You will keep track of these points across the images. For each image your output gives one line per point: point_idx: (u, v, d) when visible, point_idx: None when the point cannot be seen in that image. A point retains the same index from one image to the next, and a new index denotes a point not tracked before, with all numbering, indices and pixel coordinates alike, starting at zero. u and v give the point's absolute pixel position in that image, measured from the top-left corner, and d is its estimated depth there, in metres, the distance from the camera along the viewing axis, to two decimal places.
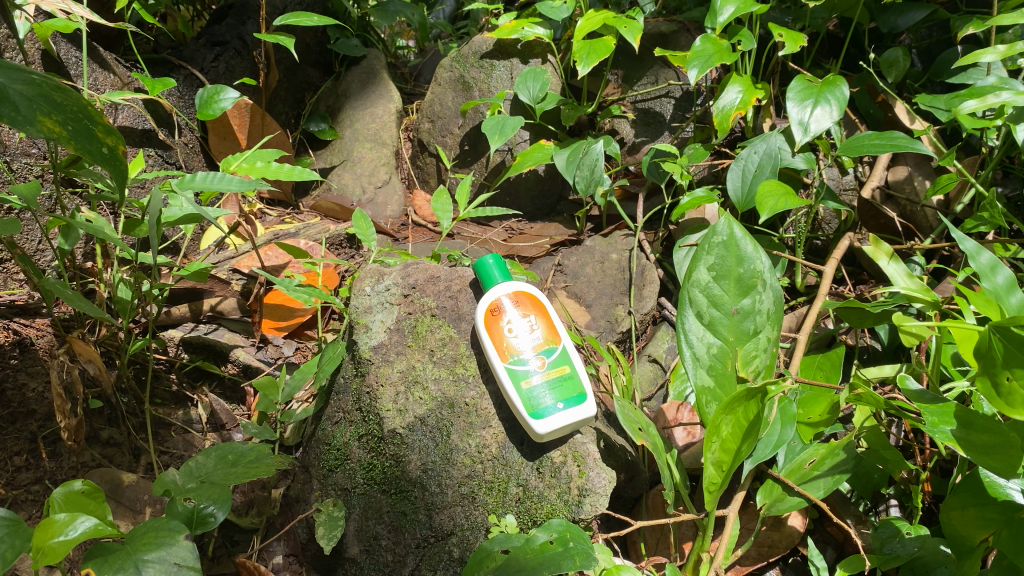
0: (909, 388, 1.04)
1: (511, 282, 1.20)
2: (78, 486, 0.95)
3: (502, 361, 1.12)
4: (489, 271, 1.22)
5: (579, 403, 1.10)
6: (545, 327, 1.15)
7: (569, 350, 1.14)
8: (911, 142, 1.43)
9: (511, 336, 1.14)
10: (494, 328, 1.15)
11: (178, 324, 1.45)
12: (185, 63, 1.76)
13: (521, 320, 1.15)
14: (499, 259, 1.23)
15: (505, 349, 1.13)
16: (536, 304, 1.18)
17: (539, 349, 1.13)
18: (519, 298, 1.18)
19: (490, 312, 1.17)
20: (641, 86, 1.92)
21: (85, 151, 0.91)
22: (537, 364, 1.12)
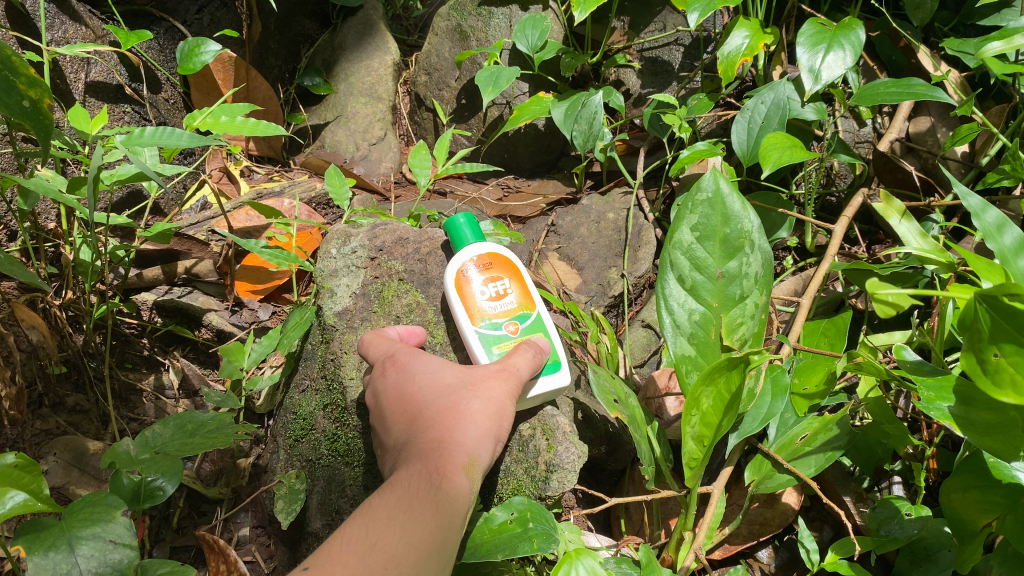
0: (907, 360, 0.94)
1: (484, 242, 1.12)
2: (9, 460, 0.88)
3: (473, 324, 1.05)
4: (460, 232, 1.13)
5: (554, 370, 1.04)
6: (518, 292, 1.09)
7: (544, 317, 1.08)
8: (930, 90, 1.31)
9: (484, 300, 1.07)
10: (465, 290, 1.07)
11: (150, 288, 1.43)
12: (166, 15, 1.70)
13: (494, 283, 1.08)
14: (470, 219, 1.14)
15: (477, 313, 1.06)
16: (510, 266, 1.11)
17: (512, 314, 1.06)
18: (493, 259, 1.10)
19: (462, 273, 1.09)
20: (648, 33, 1.80)
21: (2, 104, 0.84)
22: (511, 329, 1.05)
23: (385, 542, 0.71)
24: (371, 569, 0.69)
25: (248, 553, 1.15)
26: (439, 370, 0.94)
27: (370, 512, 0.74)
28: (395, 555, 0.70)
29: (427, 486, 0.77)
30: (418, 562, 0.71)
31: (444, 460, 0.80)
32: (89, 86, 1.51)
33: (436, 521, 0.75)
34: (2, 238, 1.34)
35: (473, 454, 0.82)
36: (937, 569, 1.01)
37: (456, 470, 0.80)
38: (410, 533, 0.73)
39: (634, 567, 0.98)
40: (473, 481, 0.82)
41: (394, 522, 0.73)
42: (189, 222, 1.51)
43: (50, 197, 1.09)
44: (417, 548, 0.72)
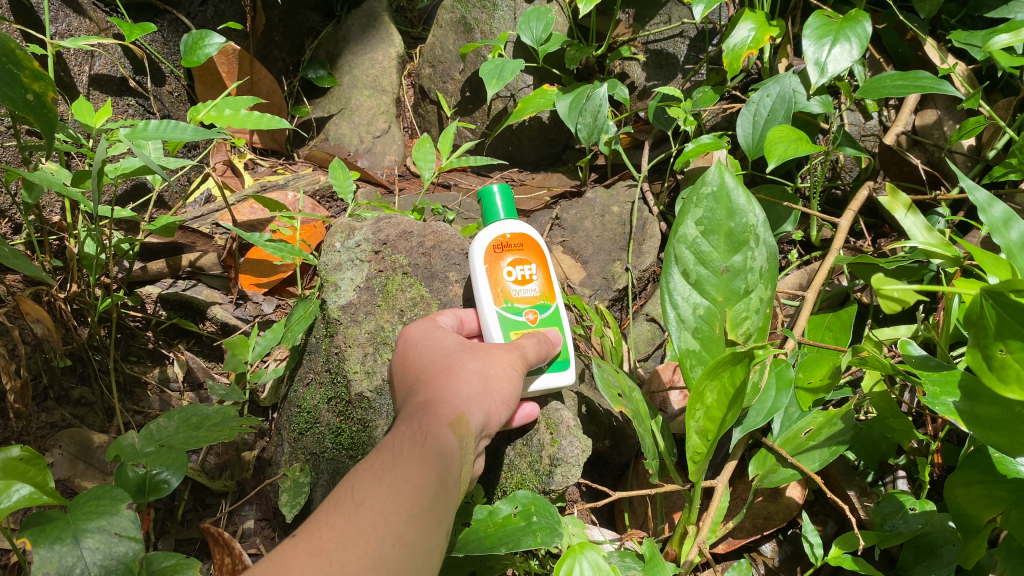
0: (912, 355, 0.94)
1: (517, 220, 1.12)
2: (15, 453, 0.89)
3: (495, 304, 1.05)
4: (493, 203, 1.12)
5: (563, 367, 1.06)
6: (541, 280, 1.09)
7: (560, 311, 1.09)
8: (937, 83, 1.30)
9: (510, 282, 1.07)
10: (493, 267, 1.07)
11: (155, 281, 1.43)
12: (170, 7, 1.69)
13: (522, 267, 1.09)
14: (506, 192, 1.13)
15: (500, 294, 1.06)
16: (538, 251, 1.11)
17: (534, 302, 1.07)
18: (525, 241, 1.10)
19: (493, 248, 1.08)
20: (652, 25, 1.79)
21: (6, 98, 0.83)
22: (530, 317, 1.06)
23: (370, 499, 0.72)
24: (356, 526, 0.69)
25: (252, 545, 1.15)
26: (439, 341, 0.97)
27: (357, 475, 0.76)
28: (381, 511, 0.71)
29: (414, 446, 0.78)
30: (406, 515, 0.72)
31: (429, 420, 0.82)
32: (94, 79, 1.51)
33: (423, 477, 0.76)
34: (7, 231, 1.34)
35: (461, 411, 0.84)
36: (941, 563, 1.01)
37: (442, 428, 0.81)
38: (396, 489, 0.74)
39: (637, 562, 0.97)
40: (464, 438, 0.83)
41: (380, 482, 0.74)
42: (193, 216, 1.52)
43: (54, 190, 1.08)
44: (403, 501, 0.73)
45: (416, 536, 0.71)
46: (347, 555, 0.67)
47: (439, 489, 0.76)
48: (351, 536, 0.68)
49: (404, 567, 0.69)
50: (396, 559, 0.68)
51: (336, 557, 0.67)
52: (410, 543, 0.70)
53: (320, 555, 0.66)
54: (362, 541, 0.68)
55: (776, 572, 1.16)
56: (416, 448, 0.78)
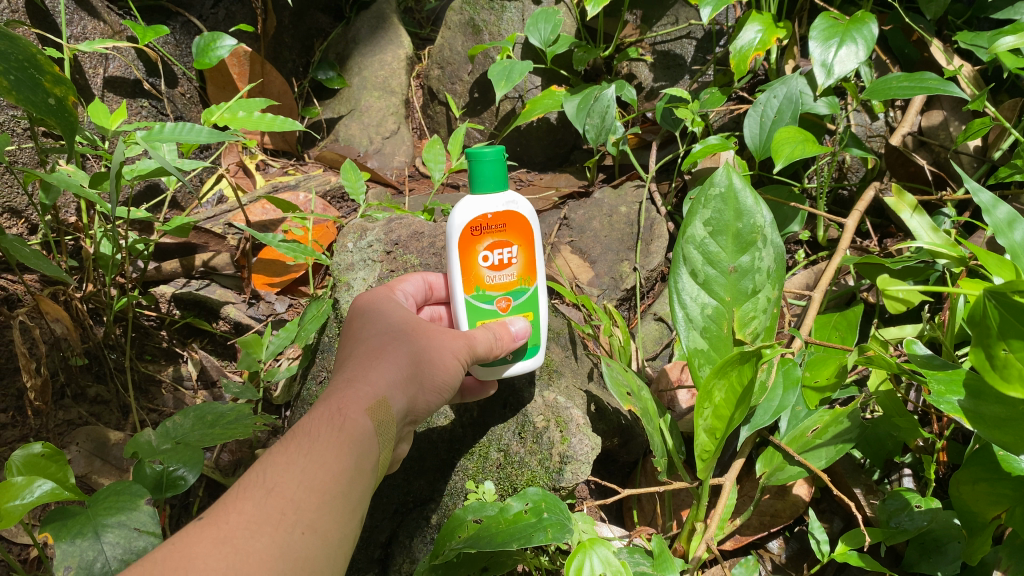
0: (917, 354, 0.96)
1: (504, 194, 1.02)
2: (37, 449, 0.91)
3: (464, 292, 1.04)
4: (484, 170, 1.01)
5: (532, 355, 1.07)
6: (521, 262, 1.04)
7: (538, 293, 1.06)
8: (943, 84, 1.31)
9: (485, 267, 1.03)
10: (468, 250, 1.03)
11: (169, 281, 1.45)
12: (183, 9, 1.71)
13: (500, 249, 1.03)
14: (495, 159, 1.00)
15: (472, 280, 1.03)
16: (523, 229, 1.04)
17: (509, 289, 1.04)
18: (508, 220, 1.02)
19: (471, 230, 1.02)
20: (660, 26, 1.80)
21: (29, 103, 0.85)
22: (502, 306, 1.05)
23: (283, 484, 0.71)
24: (264, 513, 0.69)
25: None
26: (384, 314, 0.95)
27: (271, 456, 0.75)
28: (290, 499, 0.70)
29: (332, 430, 0.78)
30: (318, 504, 0.71)
31: (350, 404, 0.80)
32: (108, 81, 1.53)
33: (340, 464, 0.75)
34: (23, 232, 1.37)
35: (383, 397, 0.83)
36: (947, 560, 1.02)
37: (361, 414, 0.80)
38: (311, 476, 0.73)
39: (647, 558, 0.99)
40: (384, 425, 0.82)
41: (294, 466, 0.73)
42: (206, 216, 1.54)
43: (73, 191, 1.10)
44: (317, 489, 0.72)
45: (328, 525, 0.71)
46: (255, 541, 0.66)
47: (354, 477, 0.76)
48: (260, 524, 0.68)
49: (312, 556, 0.69)
50: (304, 548, 0.68)
51: (243, 544, 0.66)
52: (320, 533, 0.70)
53: (226, 541, 0.66)
54: (271, 529, 0.68)
55: (783, 569, 1.17)
56: (334, 434, 0.77)
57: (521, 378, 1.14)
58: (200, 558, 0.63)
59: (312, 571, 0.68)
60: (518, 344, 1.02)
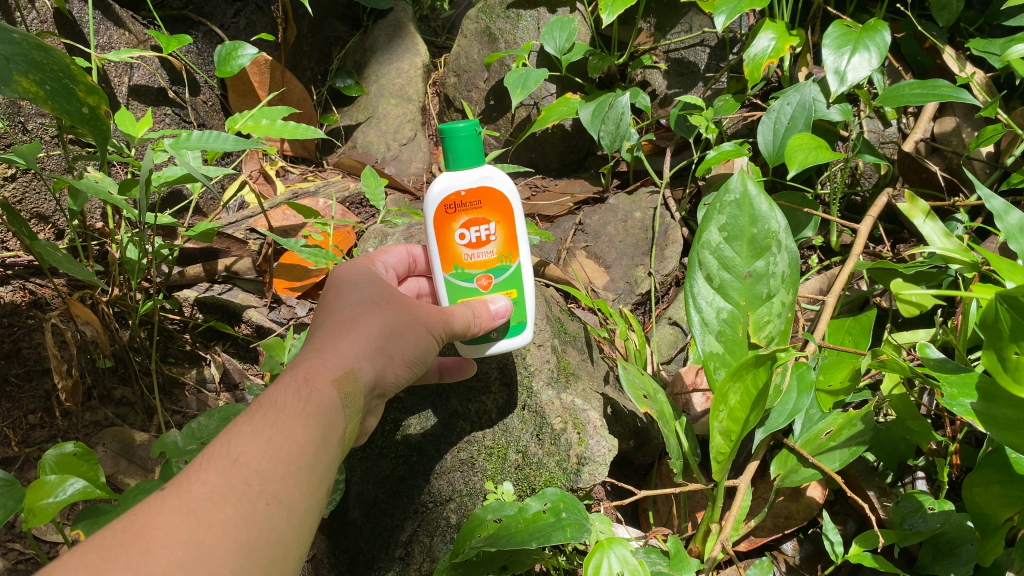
0: (930, 357, 0.98)
1: (480, 171, 1.05)
2: (70, 448, 0.93)
3: (444, 271, 1.07)
4: (457, 147, 1.03)
5: (518, 334, 1.09)
6: (500, 239, 1.07)
7: (521, 270, 1.08)
8: (955, 91, 1.32)
9: (462, 245, 1.06)
10: (444, 228, 1.06)
11: (192, 285, 1.48)
12: (205, 19, 1.76)
13: (477, 226, 1.06)
14: (467, 136, 1.02)
15: (451, 259, 1.06)
16: (500, 206, 1.06)
17: (489, 267, 1.06)
18: (483, 197, 1.04)
19: (445, 207, 1.05)
20: (674, 34, 1.82)
21: (64, 113, 0.86)
22: (482, 284, 1.07)
23: (248, 454, 0.71)
24: (228, 485, 0.68)
25: None
26: (359, 286, 0.94)
27: (236, 426, 0.74)
28: (256, 470, 0.70)
29: (299, 400, 0.77)
30: (284, 476, 0.71)
31: (318, 374, 0.80)
32: (132, 89, 1.57)
33: (307, 435, 0.75)
34: (50, 237, 1.38)
35: (351, 368, 0.82)
36: (960, 561, 1.03)
37: (329, 384, 0.80)
38: (277, 447, 0.72)
39: (663, 557, 1.01)
40: (353, 396, 0.82)
41: (260, 436, 0.72)
42: (228, 222, 1.58)
43: (100, 198, 1.12)
44: (284, 459, 0.72)
45: (294, 497, 0.71)
46: (218, 513, 0.66)
47: (321, 448, 0.76)
48: (223, 496, 0.67)
49: (276, 528, 0.68)
50: (269, 520, 0.68)
51: (205, 516, 0.65)
52: (285, 506, 0.70)
53: (188, 512, 0.65)
54: (235, 501, 0.67)
55: (797, 570, 1.19)
56: (302, 404, 0.76)
57: (538, 381, 1.15)
58: (161, 532, 0.63)
59: (276, 543, 0.68)
60: (498, 321, 1.04)
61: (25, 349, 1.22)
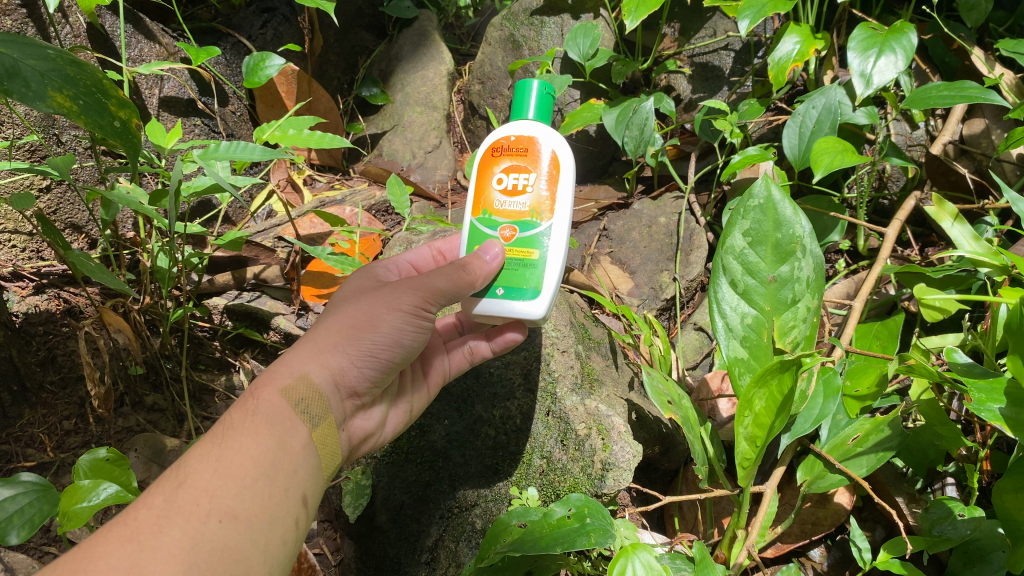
0: (957, 362, 0.97)
1: (536, 124, 1.04)
2: (103, 454, 0.95)
3: (472, 214, 1.04)
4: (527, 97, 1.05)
5: (524, 299, 1.00)
6: (537, 193, 1.02)
7: (550, 231, 1.01)
8: (984, 93, 1.31)
9: (499, 193, 1.03)
10: (485, 170, 1.05)
11: (222, 292, 1.50)
12: (232, 31, 1.79)
13: (517, 173, 1.02)
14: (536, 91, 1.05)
15: (481, 202, 1.04)
16: (546, 157, 1.02)
17: (515, 218, 1.01)
18: (533, 145, 1.02)
19: (498, 148, 1.04)
20: (698, 39, 1.82)
21: (97, 127, 0.88)
22: (505, 234, 1.02)
23: (196, 475, 0.74)
24: (178, 505, 0.71)
25: (317, 546, 1.20)
26: (349, 289, 0.97)
27: (191, 447, 0.77)
28: (207, 488, 0.73)
29: (247, 416, 0.81)
30: (236, 490, 0.74)
31: (265, 386, 0.83)
32: (162, 101, 1.61)
33: (258, 445, 0.78)
34: (84, 246, 1.43)
35: (301, 373, 0.84)
36: (991, 569, 1.02)
37: (276, 395, 0.82)
38: (226, 464, 0.75)
39: (688, 563, 1.00)
40: (307, 401, 0.84)
41: (209, 457, 0.75)
42: (257, 229, 1.62)
43: (132, 208, 1.13)
44: (232, 475, 0.75)
45: (246, 509, 0.74)
46: (163, 536, 0.68)
47: (275, 456, 0.79)
48: (169, 517, 0.70)
49: (230, 544, 0.71)
50: (221, 537, 0.71)
51: (150, 541, 0.67)
52: (239, 519, 0.73)
53: (134, 537, 0.67)
54: (182, 521, 0.70)
55: None
56: (248, 419, 0.80)
57: (562, 387, 1.15)
58: (104, 558, 0.65)
59: (232, 556, 0.71)
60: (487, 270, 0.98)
61: (60, 356, 1.25)
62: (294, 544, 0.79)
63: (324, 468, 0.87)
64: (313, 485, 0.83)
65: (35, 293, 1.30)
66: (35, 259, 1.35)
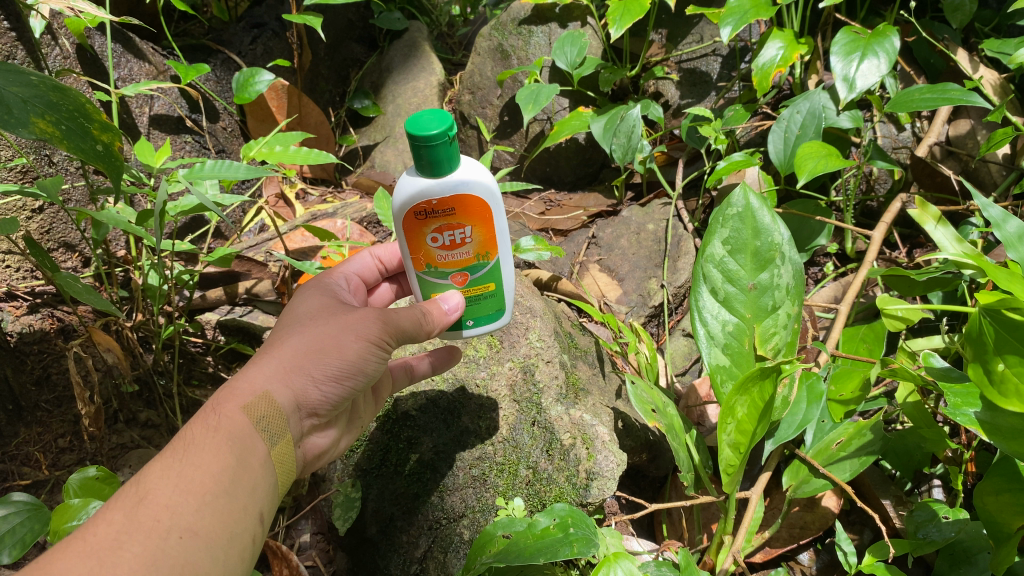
0: (935, 366, 0.99)
1: (453, 180, 0.96)
2: (92, 473, 0.96)
3: (417, 270, 1.04)
4: (432, 154, 0.93)
5: (493, 321, 1.10)
6: (477, 239, 1.02)
7: (498, 266, 1.05)
8: (966, 95, 1.31)
9: (437, 247, 1.02)
10: (414, 231, 1.01)
11: (214, 307, 1.52)
12: (222, 47, 1.81)
13: (452, 230, 1.00)
14: (440, 145, 0.92)
15: (422, 259, 1.03)
16: (475, 209, 0.99)
17: (463, 267, 1.04)
18: (457, 203, 0.98)
19: (420, 212, 0.98)
20: (685, 45, 1.83)
21: (80, 152, 0.89)
22: (458, 279, 1.05)
23: (157, 491, 0.75)
24: (138, 521, 0.72)
25: (308, 558, 1.18)
26: (307, 304, 0.98)
27: (152, 461, 0.78)
28: (167, 504, 0.74)
29: (209, 432, 0.82)
30: (197, 507, 0.75)
31: (228, 403, 0.84)
32: (153, 119, 1.63)
33: (219, 462, 0.80)
34: (77, 265, 1.45)
35: (265, 392, 0.85)
36: (977, 570, 1.02)
37: (238, 412, 0.84)
38: (187, 480, 0.76)
39: (673, 570, 1.00)
40: (268, 419, 0.85)
41: (170, 472, 0.76)
42: (248, 245, 1.63)
43: (121, 228, 1.14)
44: (194, 493, 0.76)
45: (207, 525, 0.75)
46: (123, 552, 0.69)
47: (235, 473, 0.81)
48: (131, 534, 0.71)
49: (189, 560, 0.72)
50: (181, 553, 0.72)
51: (111, 557, 0.68)
52: (199, 535, 0.74)
53: (94, 553, 0.68)
54: (143, 537, 0.71)
55: None
56: (209, 436, 0.81)
57: (548, 398, 1.19)
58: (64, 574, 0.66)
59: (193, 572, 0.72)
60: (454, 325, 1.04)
61: (54, 374, 1.26)
62: (249, 559, 0.81)
63: (279, 485, 0.88)
64: (268, 502, 0.85)
65: (29, 313, 1.31)
66: (30, 279, 1.35)
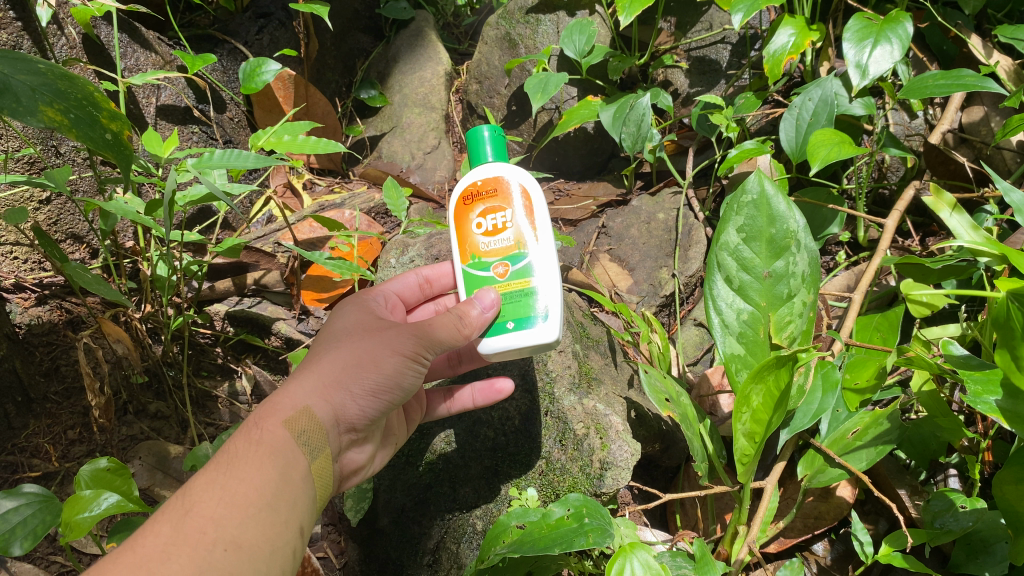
0: (954, 355, 0.98)
1: (498, 164, 1.08)
2: (103, 464, 0.95)
3: (462, 263, 1.08)
4: (480, 144, 1.10)
5: (533, 325, 1.03)
6: (518, 226, 1.06)
7: (540, 259, 1.05)
8: (981, 80, 1.29)
9: (481, 235, 1.08)
10: (462, 220, 1.09)
11: (223, 298, 1.52)
12: (229, 37, 1.80)
13: (495, 215, 1.07)
14: (488, 135, 1.10)
15: (467, 250, 1.08)
16: (515, 193, 1.07)
17: (504, 254, 1.06)
18: (499, 185, 1.07)
19: (466, 197, 1.09)
20: (694, 33, 1.81)
21: (88, 141, 0.88)
22: (500, 271, 1.06)
23: (202, 503, 0.74)
24: (185, 533, 0.71)
25: (320, 549, 1.18)
26: (341, 323, 0.98)
27: (196, 475, 0.78)
28: (213, 517, 0.73)
29: (251, 446, 0.81)
30: (242, 518, 0.74)
31: (269, 418, 0.83)
32: (160, 109, 1.62)
33: (261, 476, 0.79)
34: (86, 256, 1.45)
35: (305, 406, 0.85)
36: (994, 561, 1.02)
37: (279, 427, 0.83)
38: (231, 493, 0.76)
39: (689, 561, 1.00)
40: (309, 434, 0.85)
41: (214, 485, 0.76)
42: (257, 236, 1.63)
43: (130, 218, 1.14)
44: (238, 505, 0.75)
45: (251, 537, 0.74)
46: (171, 562, 0.68)
47: (278, 487, 0.80)
48: (176, 545, 0.70)
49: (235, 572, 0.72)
50: (226, 564, 0.71)
51: (158, 567, 0.68)
52: (245, 547, 0.73)
53: (142, 563, 0.67)
54: (189, 548, 0.70)
55: (828, 572, 1.18)
56: (252, 450, 0.80)
57: (560, 387, 1.16)
58: None
59: None
60: (487, 316, 1.01)
61: (63, 366, 1.26)
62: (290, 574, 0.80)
63: (320, 501, 0.87)
64: (310, 516, 0.84)
65: (37, 304, 1.31)
66: (37, 270, 1.35)
